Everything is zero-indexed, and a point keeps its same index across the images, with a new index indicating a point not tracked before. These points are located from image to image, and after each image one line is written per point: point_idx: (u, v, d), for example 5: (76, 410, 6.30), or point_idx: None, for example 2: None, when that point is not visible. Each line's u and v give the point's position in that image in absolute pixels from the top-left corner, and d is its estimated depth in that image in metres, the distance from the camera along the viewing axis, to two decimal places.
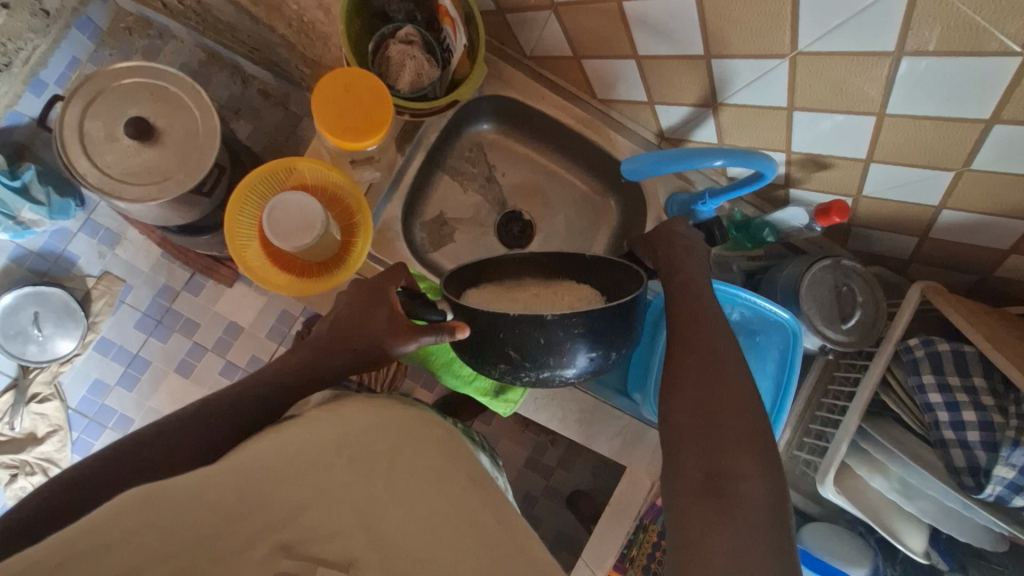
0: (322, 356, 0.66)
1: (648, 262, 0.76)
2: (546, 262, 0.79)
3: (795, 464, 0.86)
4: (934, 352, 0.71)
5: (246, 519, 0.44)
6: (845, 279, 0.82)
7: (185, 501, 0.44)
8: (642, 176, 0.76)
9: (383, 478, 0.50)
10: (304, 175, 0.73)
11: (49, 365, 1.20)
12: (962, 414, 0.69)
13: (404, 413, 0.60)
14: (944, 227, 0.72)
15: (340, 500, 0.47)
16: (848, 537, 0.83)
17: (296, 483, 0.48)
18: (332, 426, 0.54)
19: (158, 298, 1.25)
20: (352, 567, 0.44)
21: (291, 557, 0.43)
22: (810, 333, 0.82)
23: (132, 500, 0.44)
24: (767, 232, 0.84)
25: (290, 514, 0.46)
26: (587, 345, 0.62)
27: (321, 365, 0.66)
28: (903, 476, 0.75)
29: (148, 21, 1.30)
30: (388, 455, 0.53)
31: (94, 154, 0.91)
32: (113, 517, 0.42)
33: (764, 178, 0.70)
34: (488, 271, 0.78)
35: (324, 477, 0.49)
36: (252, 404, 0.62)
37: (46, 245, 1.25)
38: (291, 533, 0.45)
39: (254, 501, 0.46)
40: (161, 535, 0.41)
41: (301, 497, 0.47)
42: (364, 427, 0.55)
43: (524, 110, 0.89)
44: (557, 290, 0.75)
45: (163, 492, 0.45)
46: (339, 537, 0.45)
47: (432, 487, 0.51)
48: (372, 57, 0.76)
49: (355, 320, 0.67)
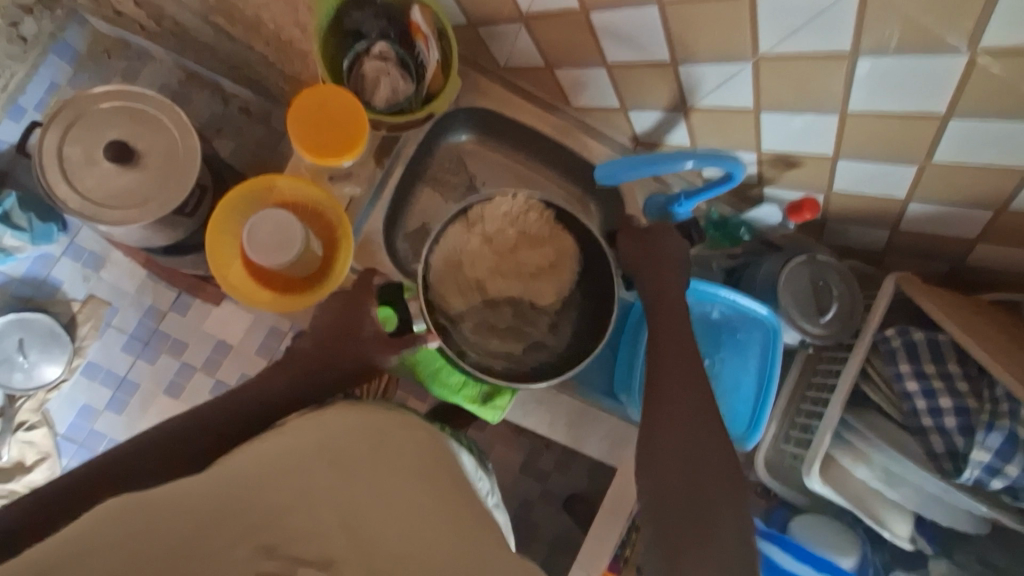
0: (315, 372, 0.66)
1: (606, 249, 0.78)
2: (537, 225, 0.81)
3: (782, 457, 0.86)
4: (909, 341, 0.74)
5: (229, 519, 0.43)
6: (822, 274, 0.83)
7: (167, 508, 0.43)
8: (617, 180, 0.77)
9: (368, 478, 0.50)
10: (285, 193, 0.75)
11: (36, 392, 1.21)
12: (939, 400, 0.71)
13: (389, 419, 0.60)
14: (912, 220, 0.75)
15: (323, 502, 0.46)
16: (836, 527, 0.81)
17: (281, 488, 0.47)
18: (316, 433, 0.55)
19: (145, 319, 1.27)
20: (333, 566, 0.42)
21: (272, 558, 0.41)
22: (790, 329, 0.83)
23: (119, 507, 0.44)
24: (742, 230, 0.87)
25: (270, 514, 0.44)
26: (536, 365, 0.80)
27: (308, 379, 0.65)
28: (886, 464, 0.77)
29: (127, 44, 1.32)
30: (372, 457, 0.53)
31: (75, 179, 0.91)
32: (96, 526, 0.42)
33: (734, 180, 0.71)
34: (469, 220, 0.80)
35: (310, 482, 0.48)
36: (228, 420, 0.62)
37: (29, 270, 1.25)
38: (274, 534, 0.43)
39: (237, 506, 0.44)
40: (140, 539, 0.40)
41: (282, 502, 0.46)
42: (360, 433, 0.56)
43: (500, 121, 0.90)
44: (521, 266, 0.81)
45: (148, 501, 0.44)
46: (320, 537, 0.43)
47: (418, 487, 0.51)
48: (347, 75, 0.76)
49: (338, 329, 0.68)
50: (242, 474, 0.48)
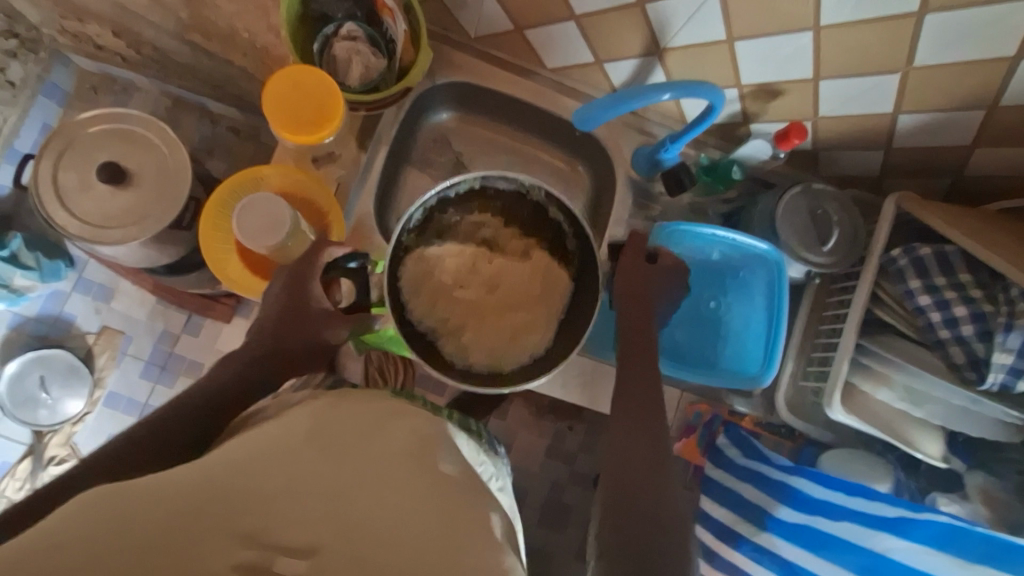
0: (286, 354, 0.64)
1: (555, 212, 0.71)
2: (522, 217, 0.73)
3: (803, 395, 0.84)
4: (917, 258, 0.72)
5: (204, 509, 0.38)
6: (820, 203, 0.81)
7: (136, 500, 0.38)
8: (596, 124, 0.77)
9: (362, 461, 0.44)
10: (274, 183, 0.76)
11: (62, 426, 1.23)
12: (954, 310, 0.69)
13: (381, 405, 0.52)
14: (904, 134, 0.73)
15: (308, 490, 0.40)
16: (867, 458, 0.80)
17: (265, 473, 0.41)
18: (305, 418, 0.49)
19: (160, 343, 1.27)
20: (315, 555, 0.37)
21: (251, 548, 0.36)
22: (795, 263, 0.82)
23: (82, 502, 0.38)
24: (734, 169, 0.83)
25: (253, 494, 0.39)
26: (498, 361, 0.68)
27: (274, 352, 0.64)
28: (907, 383, 0.75)
29: (112, 78, 1.35)
30: (366, 438, 0.47)
31: (71, 205, 0.93)
32: (53, 524, 0.36)
33: (716, 111, 0.72)
34: (435, 228, 0.72)
35: (296, 465, 0.42)
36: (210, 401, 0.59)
37: (43, 309, 1.28)
38: (251, 522, 0.37)
39: (212, 496, 0.39)
40: (105, 534, 0.35)
41: (268, 487, 0.40)
42: (347, 417, 0.49)
43: (480, 93, 0.90)
44: (496, 262, 0.73)
45: (115, 492, 0.38)
46: (304, 523, 0.38)
47: (410, 463, 0.45)
48: (318, 57, 0.77)
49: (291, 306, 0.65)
50: (223, 462, 0.43)
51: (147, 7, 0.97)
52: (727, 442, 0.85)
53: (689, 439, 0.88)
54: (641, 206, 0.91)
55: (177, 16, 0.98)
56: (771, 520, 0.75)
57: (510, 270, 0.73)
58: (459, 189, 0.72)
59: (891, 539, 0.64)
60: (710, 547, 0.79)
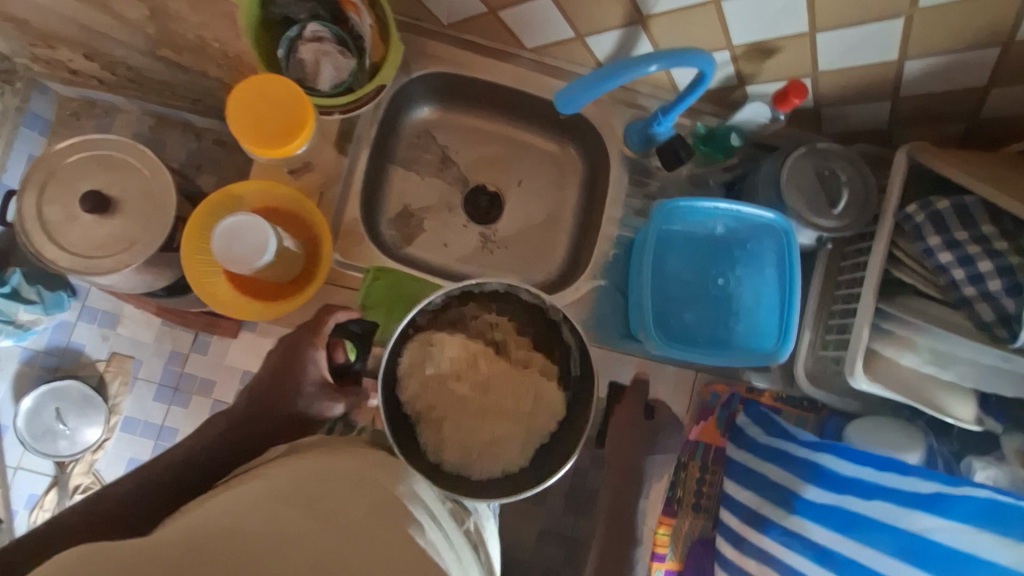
0: (281, 418, 0.66)
1: (567, 334, 0.69)
2: (533, 326, 0.71)
3: (823, 365, 0.81)
4: (935, 213, 0.68)
5: (192, 565, 0.38)
6: (826, 162, 0.77)
7: (125, 554, 0.38)
8: (577, 106, 0.72)
9: (345, 515, 0.46)
10: (254, 198, 0.73)
11: (83, 455, 1.24)
12: (979, 266, 0.65)
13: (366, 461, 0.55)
14: (911, 81, 0.69)
15: (299, 542, 0.42)
16: (895, 426, 0.76)
17: (252, 526, 0.42)
18: (287, 472, 0.50)
19: (170, 364, 1.25)
20: None
21: None
22: (804, 228, 0.77)
23: (66, 559, 0.37)
24: (733, 137, 0.80)
25: (248, 550, 0.40)
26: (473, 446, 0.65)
27: (257, 420, 0.66)
28: (933, 345, 0.71)
29: (93, 102, 1.32)
30: (349, 494, 0.48)
31: (59, 237, 0.91)
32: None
33: (706, 78, 0.67)
34: (446, 319, 0.70)
35: (282, 517, 0.44)
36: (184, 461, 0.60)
37: (51, 341, 1.27)
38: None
39: (201, 550, 0.40)
40: None
41: (256, 538, 0.41)
42: (319, 471, 0.51)
43: (460, 81, 0.87)
44: (497, 365, 0.69)
45: (102, 548, 0.38)
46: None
47: (381, 520, 0.47)
48: (285, 63, 0.73)
49: (277, 378, 0.68)
50: (205, 518, 0.43)
51: (114, 26, 0.94)
52: (749, 421, 0.81)
53: (706, 422, 0.84)
54: (638, 183, 0.86)
55: (144, 32, 0.94)
56: (798, 502, 0.73)
57: (510, 380, 0.69)
58: (485, 287, 0.70)
59: (928, 517, 0.62)
60: (737, 533, 0.76)
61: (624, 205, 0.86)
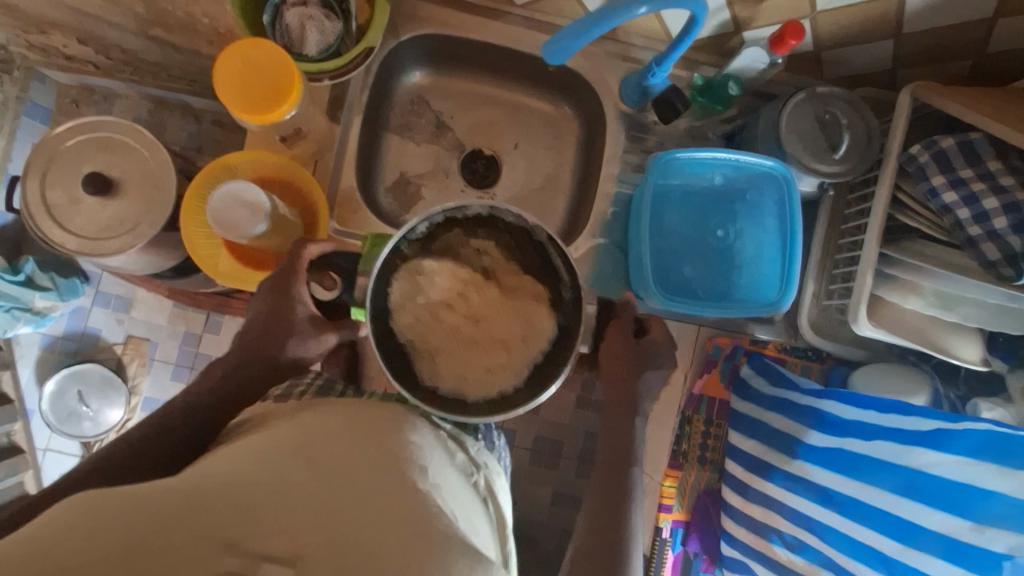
0: (277, 354, 0.70)
1: (558, 257, 0.67)
2: (524, 252, 0.68)
3: (829, 315, 0.81)
4: (939, 151, 0.66)
5: (185, 516, 0.41)
6: (827, 106, 0.76)
7: (126, 503, 0.41)
8: (566, 57, 0.71)
9: (340, 474, 0.47)
10: (250, 169, 0.74)
11: (107, 434, 1.27)
12: (984, 204, 0.63)
13: (375, 413, 0.57)
14: (913, 18, 0.66)
15: (295, 498, 0.44)
16: (900, 370, 0.76)
17: (250, 484, 0.44)
18: (292, 430, 0.52)
19: (185, 345, 1.30)
20: (300, 562, 0.39)
21: (236, 556, 0.39)
22: (804, 175, 0.76)
23: (72, 506, 0.41)
24: (730, 86, 0.78)
25: (245, 501, 0.42)
26: (467, 376, 0.64)
27: (259, 359, 0.69)
28: (938, 288, 0.70)
29: (91, 89, 1.31)
30: (349, 451, 0.50)
31: (64, 221, 0.92)
32: (41, 529, 0.38)
33: (698, 21, 0.65)
34: (434, 249, 0.68)
35: (281, 474, 0.46)
36: (193, 419, 0.63)
37: (69, 326, 1.28)
38: (238, 529, 0.40)
39: (195, 503, 0.42)
40: (84, 539, 0.37)
41: (252, 494, 0.43)
42: (327, 425, 0.53)
43: (451, 44, 0.85)
44: (486, 293, 0.67)
45: (108, 496, 0.42)
46: (286, 532, 0.41)
47: (383, 473, 0.48)
48: (271, 30, 0.73)
49: (270, 317, 0.69)
50: (205, 476, 0.45)
51: (104, 7, 0.93)
52: (752, 372, 0.82)
53: (710, 374, 0.85)
54: (636, 139, 0.85)
55: (134, 12, 0.93)
56: (801, 448, 0.74)
57: (501, 305, 0.66)
58: (467, 211, 0.67)
59: (926, 453, 0.62)
60: (741, 481, 0.79)
61: (622, 161, 0.84)
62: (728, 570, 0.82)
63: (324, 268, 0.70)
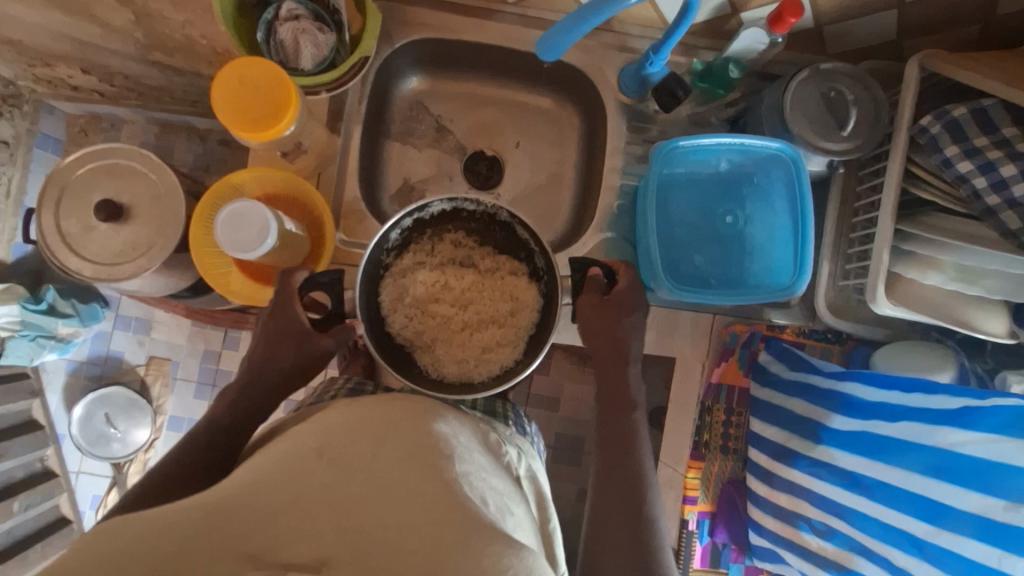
0: (285, 367, 0.66)
1: (521, 231, 0.70)
2: (495, 234, 0.73)
3: (846, 295, 0.80)
4: (951, 121, 0.64)
5: (211, 532, 0.41)
6: (832, 83, 0.74)
7: (148, 522, 0.42)
8: (560, 52, 0.71)
9: (363, 472, 0.47)
10: (254, 186, 0.74)
11: (136, 455, 1.29)
12: (1002, 172, 0.61)
13: (393, 405, 0.56)
14: None
15: (315, 501, 0.44)
16: (925, 348, 0.74)
17: (271, 490, 0.45)
18: (312, 432, 0.52)
19: (205, 363, 1.31)
20: (325, 566, 0.40)
21: (259, 566, 0.40)
22: (812, 155, 0.74)
23: (96, 533, 0.41)
24: (731, 69, 0.76)
25: (266, 511, 0.43)
26: (473, 359, 0.70)
27: (271, 377, 0.66)
28: (958, 262, 0.68)
29: (99, 117, 1.33)
30: (370, 447, 0.50)
31: (80, 249, 0.94)
32: (69, 555, 0.39)
33: (692, 8, 0.64)
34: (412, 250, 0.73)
35: (304, 478, 0.46)
36: (214, 437, 0.63)
37: (92, 351, 1.30)
38: (260, 540, 0.41)
39: (219, 517, 0.42)
40: (115, 563, 0.38)
41: (275, 503, 0.44)
42: (344, 421, 0.53)
43: (446, 47, 0.85)
44: (467, 280, 0.73)
45: (131, 519, 0.42)
46: (308, 537, 0.42)
47: (409, 462, 0.48)
48: (266, 47, 0.73)
49: (269, 335, 0.66)
50: (228, 488, 0.46)
51: (105, 36, 0.94)
52: (771, 359, 0.81)
53: (728, 363, 0.84)
54: (638, 129, 0.84)
55: (135, 38, 0.95)
56: (824, 432, 0.73)
57: (483, 288, 0.73)
58: (431, 211, 0.70)
59: (954, 432, 0.60)
60: (766, 469, 0.79)
61: (625, 153, 0.83)
62: (758, 558, 0.82)
63: (311, 287, 0.64)
